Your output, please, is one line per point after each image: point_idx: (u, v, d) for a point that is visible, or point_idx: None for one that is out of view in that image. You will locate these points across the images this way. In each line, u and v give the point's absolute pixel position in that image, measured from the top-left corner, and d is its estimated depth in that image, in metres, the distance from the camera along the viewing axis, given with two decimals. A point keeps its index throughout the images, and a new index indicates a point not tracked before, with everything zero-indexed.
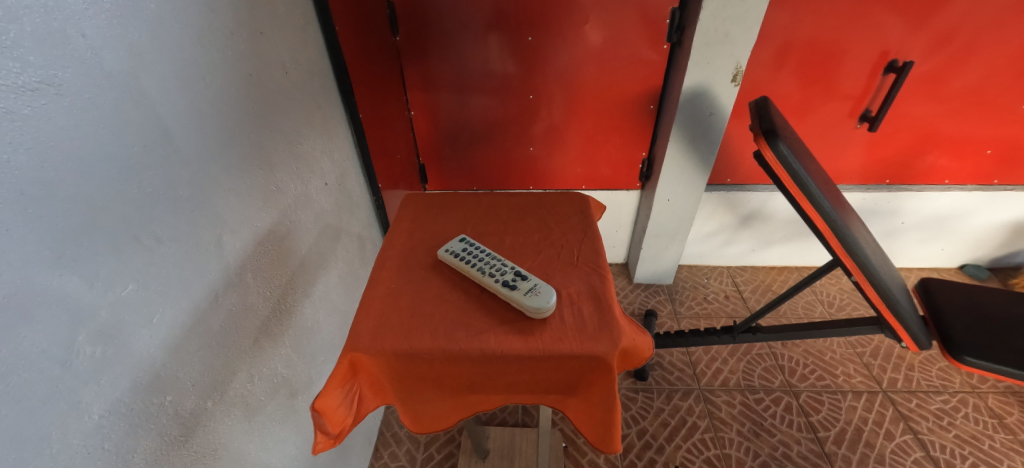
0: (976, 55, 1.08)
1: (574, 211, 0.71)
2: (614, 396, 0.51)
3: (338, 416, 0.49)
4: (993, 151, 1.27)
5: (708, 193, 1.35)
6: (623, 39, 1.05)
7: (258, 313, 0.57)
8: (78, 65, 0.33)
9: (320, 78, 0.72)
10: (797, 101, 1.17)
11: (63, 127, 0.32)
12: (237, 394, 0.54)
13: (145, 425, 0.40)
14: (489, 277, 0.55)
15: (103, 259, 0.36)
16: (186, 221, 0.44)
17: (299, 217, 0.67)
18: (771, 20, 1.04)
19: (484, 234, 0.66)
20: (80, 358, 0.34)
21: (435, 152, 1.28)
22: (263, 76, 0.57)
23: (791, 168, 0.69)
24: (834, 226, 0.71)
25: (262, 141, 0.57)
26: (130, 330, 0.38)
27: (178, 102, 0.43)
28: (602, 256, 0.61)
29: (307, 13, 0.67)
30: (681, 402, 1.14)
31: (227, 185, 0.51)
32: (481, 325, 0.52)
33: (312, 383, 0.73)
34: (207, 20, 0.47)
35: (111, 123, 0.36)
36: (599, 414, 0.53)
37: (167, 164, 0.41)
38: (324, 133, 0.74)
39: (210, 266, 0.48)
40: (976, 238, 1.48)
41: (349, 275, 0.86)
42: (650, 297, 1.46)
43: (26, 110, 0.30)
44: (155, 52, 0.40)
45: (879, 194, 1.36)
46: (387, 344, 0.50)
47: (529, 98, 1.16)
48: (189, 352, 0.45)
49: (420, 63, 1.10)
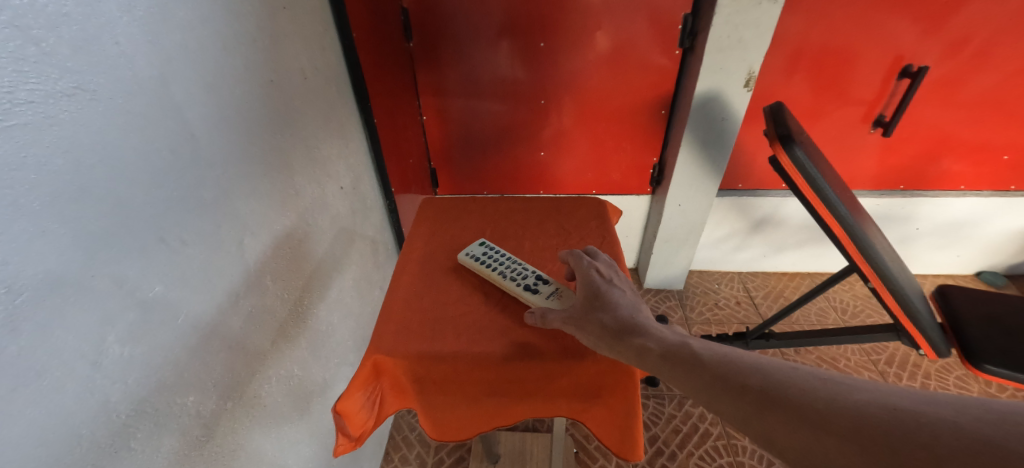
0: (993, 59, 1.07)
1: (592, 216, 0.71)
2: (635, 399, 0.51)
3: (360, 418, 0.50)
4: (1009, 157, 1.25)
5: (719, 199, 1.35)
6: (636, 44, 1.06)
7: (277, 315, 0.58)
8: (111, 72, 0.34)
9: (337, 83, 0.73)
10: (810, 106, 1.17)
11: (96, 130, 0.33)
12: (255, 396, 0.54)
13: (169, 425, 0.41)
14: (511, 281, 0.56)
15: (134, 259, 0.36)
16: (211, 224, 0.45)
17: (316, 220, 0.67)
18: (783, 24, 1.03)
19: (502, 239, 0.67)
20: (110, 357, 0.35)
21: (446, 156, 1.29)
22: (284, 82, 0.58)
23: (807, 173, 0.69)
24: (851, 230, 0.70)
25: (282, 145, 0.58)
26: (156, 329, 0.39)
27: (204, 107, 0.44)
28: (621, 261, 0.61)
29: (325, 20, 0.68)
30: (693, 408, 1.13)
31: (249, 187, 0.51)
32: (504, 329, 0.52)
33: (327, 385, 0.74)
34: (231, 26, 0.48)
35: (141, 127, 0.37)
36: (620, 417, 0.53)
37: (193, 167, 0.42)
38: (341, 137, 0.75)
39: (231, 268, 0.48)
40: (992, 244, 1.46)
41: (362, 278, 0.86)
42: (661, 302, 1.45)
43: (63, 114, 0.30)
44: (184, 58, 0.41)
45: (893, 200, 1.34)
46: (409, 346, 0.50)
47: (540, 103, 1.17)
48: (211, 353, 0.46)
49: (432, 68, 1.11)
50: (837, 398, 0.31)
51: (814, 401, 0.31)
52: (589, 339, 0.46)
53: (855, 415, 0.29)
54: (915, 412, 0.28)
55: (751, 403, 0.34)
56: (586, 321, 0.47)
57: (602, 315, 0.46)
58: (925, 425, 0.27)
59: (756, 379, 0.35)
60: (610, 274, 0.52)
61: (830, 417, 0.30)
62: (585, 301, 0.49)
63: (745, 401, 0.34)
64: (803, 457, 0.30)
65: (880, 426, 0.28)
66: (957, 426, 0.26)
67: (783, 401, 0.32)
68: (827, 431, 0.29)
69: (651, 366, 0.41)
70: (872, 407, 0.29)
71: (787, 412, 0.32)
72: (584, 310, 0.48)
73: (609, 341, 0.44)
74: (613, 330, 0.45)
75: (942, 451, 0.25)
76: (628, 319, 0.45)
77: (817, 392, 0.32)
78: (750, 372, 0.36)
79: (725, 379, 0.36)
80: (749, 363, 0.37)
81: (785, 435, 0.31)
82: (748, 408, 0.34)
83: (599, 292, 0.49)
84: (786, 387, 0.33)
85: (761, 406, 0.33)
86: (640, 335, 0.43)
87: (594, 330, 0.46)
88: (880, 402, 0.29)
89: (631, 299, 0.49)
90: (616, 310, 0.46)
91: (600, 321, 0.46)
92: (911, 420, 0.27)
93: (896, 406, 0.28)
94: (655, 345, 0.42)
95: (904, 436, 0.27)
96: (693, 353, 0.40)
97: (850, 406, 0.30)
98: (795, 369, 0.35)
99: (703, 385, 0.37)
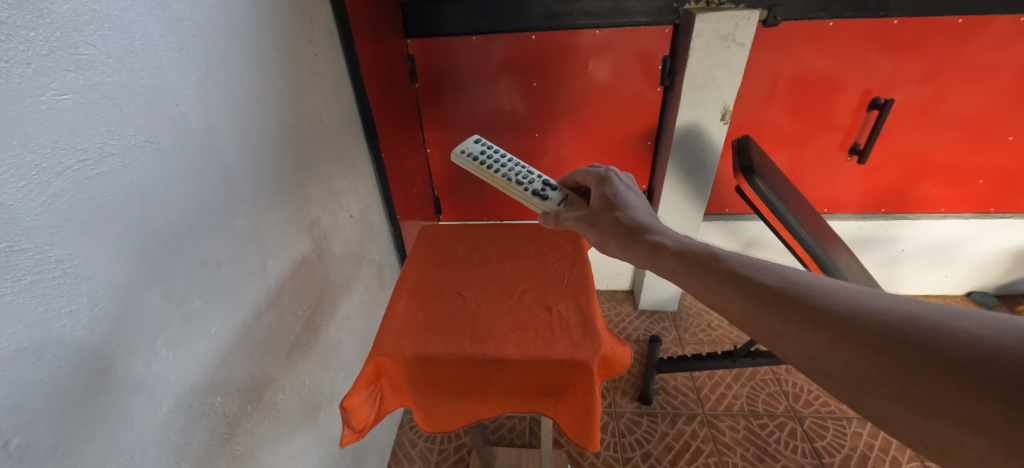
0: (958, 91, 1.14)
1: (568, 239, 0.78)
2: (596, 396, 0.58)
3: (362, 413, 0.56)
4: (985, 181, 1.31)
5: (708, 223, 1.41)
6: (622, 81, 1.15)
7: (292, 329, 0.65)
8: (171, 127, 0.43)
9: (349, 123, 0.82)
10: (789, 136, 1.24)
11: (159, 174, 0.41)
12: (270, 401, 0.61)
13: (200, 421, 0.47)
14: (520, 190, 0.75)
15: (179, 278, 0.44)
16: (239, 248, 0.53)
17: (328, 245, 0.76)
18: (757, 62, 1.12)
19: (488, 259, 0.74)
20: (157, 358, 0.42)
21: (448, 185, 1.38)
22: (304, 126, 0.67)
23: (767, 200, 0.77)
24: (814, 254, 0.76)
25: (301, 181, 0.67)
26: (194, 335, 0.46)
27: (239, 150, 0.53)
28: (590, 279, 0.69)
29: (340, 71, 0.78)
30: (685, 426, 1.16)
31: (272, 217, 0.60)
32: (485, 334, 0.59)
33: (334, 397, 0.80)
34: (261, 82, 0.57)
35: (191, 170, 0.45)
36: (584, 413, 0.60)
37: (227, 200, 0.51)
38: (352, 171, 0.84)
39: (255, 287, 0.56)
40: (979, 265, 1.51)
41: (368, 298, 0.94)
42: (655, 324, 1.49)
43: (136, 163, 0.39)
44: (224, 112, 0.50)
45: (876, 223, 1.40)
46: (405, 349, 0.57)
47: (535, 136, 1.26)
48: (236, 360, 0.53)
49: (435, 106, 1.21)
50: (858, 304, 0.35)
51: (832, 303, 0.36)
52: (608, 232, 0.58)
53: (875, 320, 0.33)
54: (933, 320, 0.31)
55: (768, 301, 0.38)
56: (602, 223, 0.59)
57: (616, 218, 0.58)
58: (939, 331, 0.30)
59: (774, 279, 0.40)
60: (626, 190, 0.64)
61: (848, 319, 0.34)
62: (602, 209, 0.61)
63: (762, 299, 0.39)
64: (808, 351, 0.35)
65: (900, 331, 0.31)
66: (973, 334, 0.29)
67: (798, 300, 0.37)
68: (843, 331, 0.33)
69: (662, 257, 0.50)
70: (891, 314, 0.33)
71: (800, 309, 0.36)
72: (601, 216, 0.60)
73: (625, 240, 0.55)
74: (624, 229, 0.56)
75: (959, 357, 0.28)
76: (636, 219, 0.56)
77: (837, 296, 0.36)
78: (767, 275, 0.41)
79: (742, 279, 0.41)
80: (768, 269, 0.42)
81: (797, 333, 0.36)
82: (763, 305, 0.38)
83: (614, 202, 0.61)
84: (805, 292, 0.38)
85: (774, 303, 0.38)
86: (650, 234, 0.53)
87: (608, 230, 0.58)
88: (905, 310, 0.33)
89: (643, 207, 0.60)
90: (630, 213, 0.58)
91: (614, 223, 0.58)
92: (928, 326, 0.31)
93: (913, 314, 0.32)
94: (668, 244, 0.50)
95: (916, 337, 0.31)
96: (712, 256, 0.46)
97: (872, 312, 0.34)
98: (816, 276, 0.39)
99: (716, 282, 0.43)
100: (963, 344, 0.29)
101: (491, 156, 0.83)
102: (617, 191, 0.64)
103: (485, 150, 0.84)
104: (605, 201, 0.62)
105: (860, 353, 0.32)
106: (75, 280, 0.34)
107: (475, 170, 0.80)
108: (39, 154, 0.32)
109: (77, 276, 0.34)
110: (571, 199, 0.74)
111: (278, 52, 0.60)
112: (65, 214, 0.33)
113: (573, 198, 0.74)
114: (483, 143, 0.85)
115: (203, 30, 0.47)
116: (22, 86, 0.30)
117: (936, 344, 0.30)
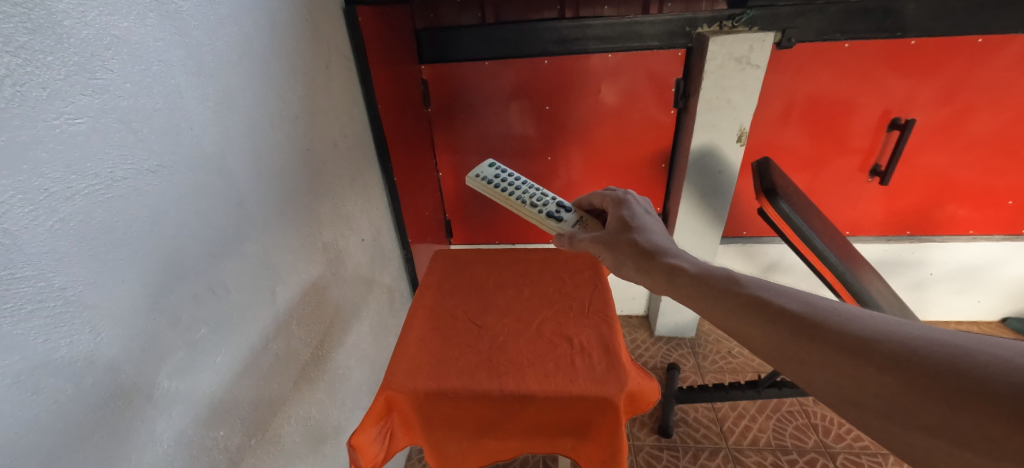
0: (981, 110, 1.11)
1: (586, 266, 0.75)
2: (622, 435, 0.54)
3: (371, 452, 0.53)
4: (1015, 202, 1.26)
5: (724, 246, 1.38)
6: (635, 104, 1.15)
7: (300, 357, 0.63)
8: (185, 151, 0.42)
9: (363, 146, 0.82)
10: (808, 157, 1.21)
11: (169, 198, 0.40)
12: (275, 434, 0.58)
13: (201, 457, 0.45)
14: (537, 212, 0.74)
15: (184, 305, 0.42)
16: (248, 274, 0.52)
17: (340, 269, 0.74)
18: (773, 82, 1.11)
19: (505, 286, 0.72)
20: (160, 390, 0.40)
21: (460, 209, 1.37)
22: (318, 149, 0.67)
23: (793, 222, 0.74)
24: (843, 279, 0.73)
25: (314, 205, 0.66)
26: (197, 365, 0.44)
27: (252, 173, 0.52)
28: (612, 308, 0.66)
29: (354, 94, 0.78)
30: (708, 461, 1.10)
31: (283, 241, 0.59)
32: (500, 366, 0.57)
33: (341, 428, 0.77)
34: (278, 106, 0.57)
35: (201, 193, 0.44)
36: (608, 452, 0.56)
37: (238, 223, 0.50)
38: (365, 195, 0.83)
39: (264, 312, 0.55)
40: (1013, 289, 1.45)
41: (378, 324, 0.91)
42: (673, 351, 1.44)
43: (148, 186, 0.38)
44: (239, 138, 0.49)
45: (901, 245, 1.35)
46: (417, 382, 0.55)
47: (548, 159, 1.26)
48: (240, 388, 0.51)
49: (448, 129, 1.22)
50: (884, 330, 0.33)
51: (858, 329, 0.33)
52: (623, 254, 0.56)
53: (904, 347, 0.31)
54: (967, 348, 0.29)
55: (791, 328, 0.36)
56: (617, 244, 0.57)
57: (633, 240, 0.56)
58: (975, 360, 0.28)
59: (795, 303, 0.38)
60: (644, 213, 0.62)
61: (874, 345, 0.32)
62: (619, 231, 0.59)
63: (784, 325, 0.37)
64: (832, 381, 0.33)
65: (930, 359, 0.29)
66: (1013, 363, 0.26)
67: (821, 326, 0.35)
68: (868, 359, 0.31)
69: (681, 281, 0.47)
70: (921, 341, 0.30)
71: (824, 336, 0.34)
72: (617, 237, 0.58)
73: (641, 263, 0.53)
74: (641, 252, 0.54)
75: (992, 386, 0.26)
76: (654, 242, 0.54)
77: (863, 323, 0.34)
78: (789, 300, 0.39)
79: (764, 304, 0.39)
80: (795, 296, 0.39)
81: (819, 361, 0.34)
82: (785, 332, 0.36)
83: (632, 225, 0.59)
84: (827, 319, 0.35)
85: (795, 330, 0.36)
86: (668, 258, 0.51)
87: (624, 252, 0.55)
88: (934, 337, 0.31)
89: (661, 231, 0.57)
90: (648, 237, 0.56)
91: (631, 245, 0.55)
92: (961, 354, 0.28)
93: (947, 342, 0.30)
94: (688, 267, 0.48)
95: (948, 367, 0.28)
96: (733, 282, 0.44)
97: (900, 339, 0.31)
98: (840, 302, 0.37)
99: (736, 308, 0.41)
100: (1002, 375, 0.26)
101: (506, 179, 0.81)
102: (635, 214, 0.62)
103: (499, 174, 0.83)
104: (621, 222, 0.61)
105: (887, 382, 0.30)
106: (77, 310, 0.33)
107: (489, 193, 0.78)
108: (48, 178, 0.31)
109: (80, 304, 0.33)
110: (586, 219, 0.72)
111: (294, 76, 0.61)
112: (72, 240, 0.32)
113: (587, 219, 0.72)
114: (497, 167, 0.84)
115: (221, 55, 0.47)
116: (35, 110, 0.30)
117: (971, 373, 0.27)
